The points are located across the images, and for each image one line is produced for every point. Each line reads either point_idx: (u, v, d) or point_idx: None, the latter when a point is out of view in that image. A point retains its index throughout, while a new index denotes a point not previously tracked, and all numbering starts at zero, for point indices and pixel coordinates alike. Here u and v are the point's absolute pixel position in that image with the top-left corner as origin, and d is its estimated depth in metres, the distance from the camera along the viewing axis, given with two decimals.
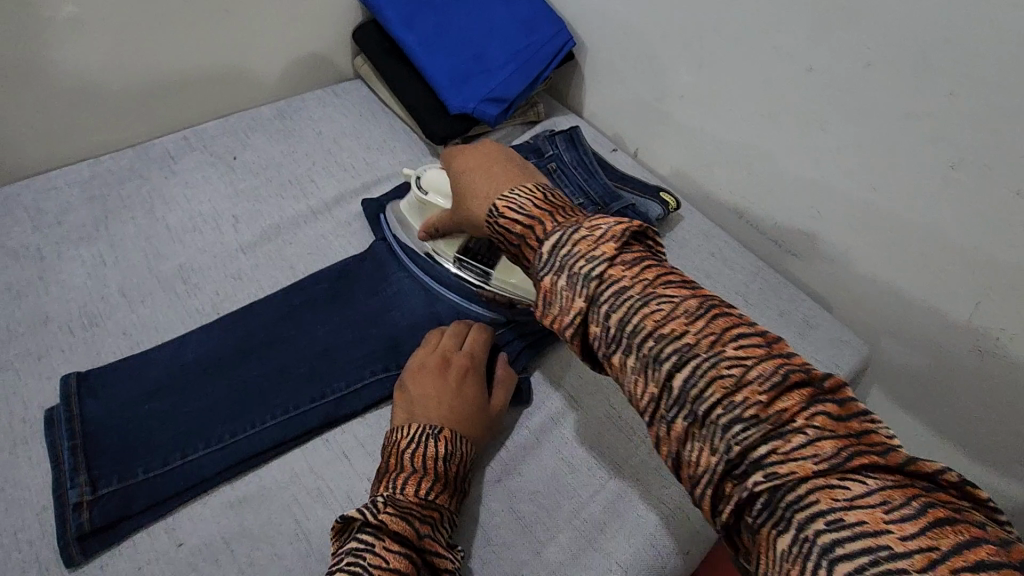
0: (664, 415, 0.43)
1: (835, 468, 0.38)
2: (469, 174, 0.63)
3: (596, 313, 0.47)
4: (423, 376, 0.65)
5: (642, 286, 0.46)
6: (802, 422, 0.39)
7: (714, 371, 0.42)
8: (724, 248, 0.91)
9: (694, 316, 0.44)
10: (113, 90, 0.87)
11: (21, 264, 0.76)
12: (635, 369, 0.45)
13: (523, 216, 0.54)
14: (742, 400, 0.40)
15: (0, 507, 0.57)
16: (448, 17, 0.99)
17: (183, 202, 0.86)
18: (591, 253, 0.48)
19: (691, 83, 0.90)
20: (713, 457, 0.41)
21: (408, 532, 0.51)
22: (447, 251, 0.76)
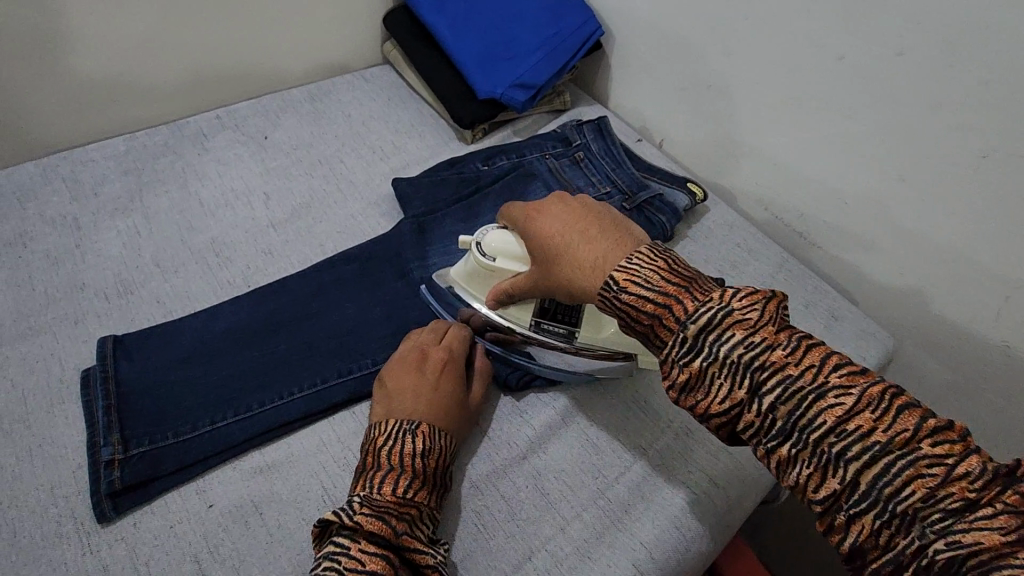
0: (846, 506, 0.44)
1: (1022, 539, 0.39)
2: (563, 238, 0.60)
3: (763, 404, 0.47)
4: (400, 370, 0.64)
5: (810, 374, 0.46)
6: (993, 502, 0.40)
7: (912, 469, 0.42)
8: (750, 240, 0.91)
9: (873, 405, 0.44)
10: (131, 84, 0.88)
11: (59, 232, 0.77)
12: (812, 464, 0.45)
13: (653, 293, 0.52)
14: (941, 491, 0.41)
15: (38, 462, 0.59)
16: (478, 3, 0.99)
17: (215, 178, 0.87)
18: (749, 340, 0.48)
19: (719, 73, 0.90)
20: (902, 541, 0.42)
21: (385, 531, 0.51)
22: (523, 316, 0.70)
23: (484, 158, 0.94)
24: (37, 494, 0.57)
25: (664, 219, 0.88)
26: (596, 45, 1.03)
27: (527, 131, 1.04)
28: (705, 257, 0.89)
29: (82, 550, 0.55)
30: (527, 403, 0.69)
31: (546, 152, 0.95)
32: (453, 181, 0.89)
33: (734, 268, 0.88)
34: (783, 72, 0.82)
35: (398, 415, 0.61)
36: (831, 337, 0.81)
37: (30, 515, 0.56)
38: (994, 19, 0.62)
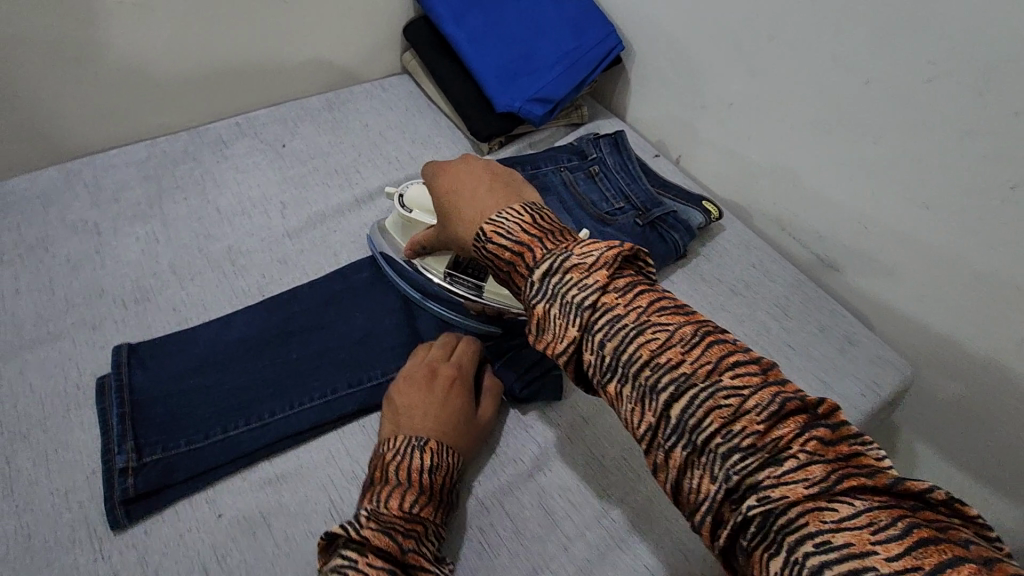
0: (662, 443, 0.44)
1: (824, 491, 0.38)
2: (455, 194, 0.63)
3: (593, 342, 0.48)
4: (409, 387, 0.64)
5: (636, 314, 0.47)
6: (795, 447, 0.40)
7: (712, 401, 0.42)
8: (765, 259, 0.90)
9: (685, 340, 0.45)
10: (155, 85, 0.89)
11: (80, 237, 0.79)
12: (631, 398, 0.46)
13: (512, 241, 0.54)
14: (738, 428, 0.41)
15: (53, 467, 0.60)
16: (498, 16, 1.00)
17: (233, 186, 0.88)
18: (584, 281, 0.49)
19: (740, 91, 0.90)
20: (713, 485, 0.41)
21: (391, 547, 0.50)
22: (437, 266, 0.73)
23: None
24: (52, 499, 0.58)
25: (677, 236, 0.87)
26: (616, 60, 1.03)
27: (542, 144, 1.05)
28: (719, 276, 0.88)
29: (94, 556, 0.55)
30: (535, 418, 0.69)
31: (561, 165, 0.95)
32: None
33: (748, 288, 0.87)
34: (804, 91, 0.81)
35: (402, 430, 0.61)
36: (846, 361, 0.80)
37: (44, 520, 0.57)
38: (1005, 39, 0.62)
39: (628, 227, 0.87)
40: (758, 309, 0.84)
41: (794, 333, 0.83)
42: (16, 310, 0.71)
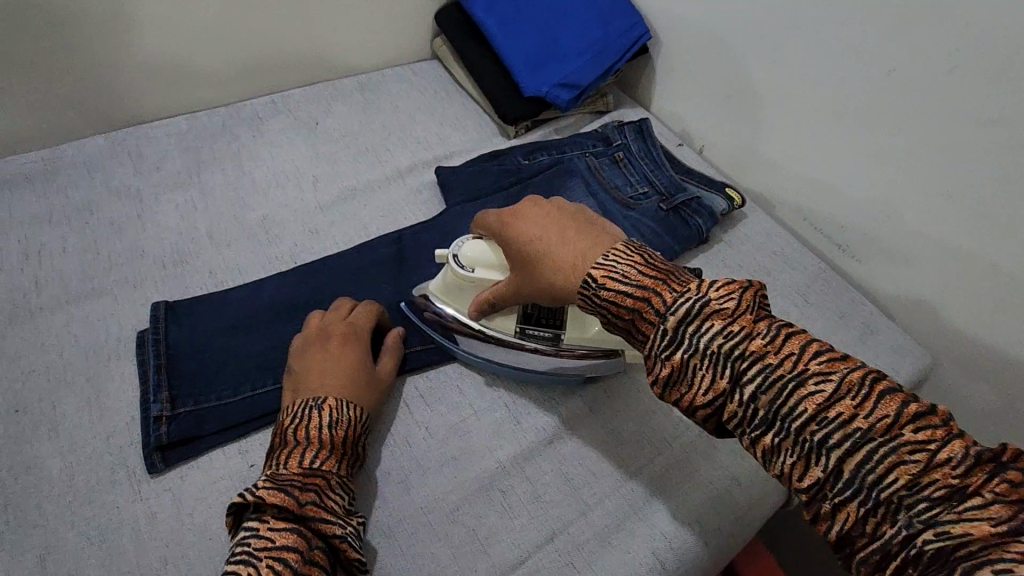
0: (830, 495, 0.43)
1: (1011, 528, 0.37)
2: (539, 237, 0.60)
3: (744, 394, 0.46)
4: (302, 355, 0.65)
5: (791, 363, 0.45)
6: (981, 490, 0.38)
7: (895, 457, 0.41)
8: (787, 248, 0.90)
9: (853, 391, 0.43)
10: (196, 61, 0.93)
11: (123, 202, 0.82)
12: (795, 452, 0.44)
13: (630, 287, 0.52)
14: (926, 480, 0.40)
15: (96, 412, 0.63)
16: (528, 3, 1.01)
17: (269, 160, 0.91)
18: (727, 329, 0.47)
19: (767, 81, 0.90)
20: (890, 530, 0.40)
21: (288, 502, 0.51)
22: (507, 325, 0.68)
23: (527, 154, 0.96)
24: (95, 441, 0.61)
25: (701, 222, 0.88)
26: (643, 49, 1.04)
27: (569, 130, 1.06)
28: (740, 262, 0.89)
29: (133, 496, 0.58)
30: (556, 391, 0.71)
31: (586, 151, 0.97)
32: (494, 173, 0.92)
33: (770, 275, 0.87)
34: (831, 81, 0.82)
35: (302, 397, 0.61)
36: (865, 349, 0.81)
37: (86, 461, 0.59)
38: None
39: (651, 212, 0.89)
40: (777, 296, 0.85)
41: (813, 320, 0.83)
42: (62, 268, 0.74)
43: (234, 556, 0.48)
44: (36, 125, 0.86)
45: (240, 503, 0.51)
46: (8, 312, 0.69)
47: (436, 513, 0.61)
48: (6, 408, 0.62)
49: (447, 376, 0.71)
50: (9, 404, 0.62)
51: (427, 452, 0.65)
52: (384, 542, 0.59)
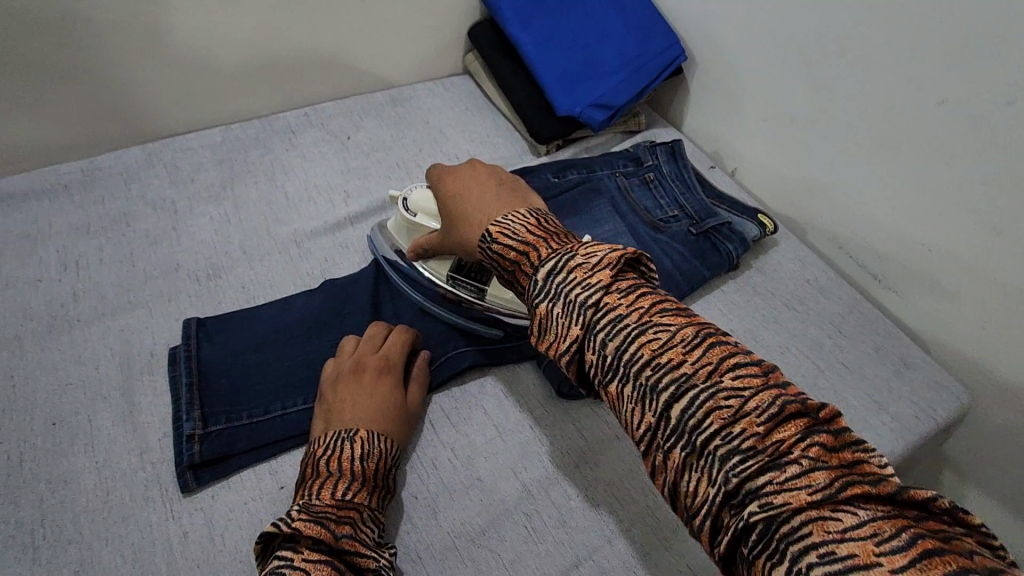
0: (661, 444, 0.43)
1: (827, 499, 0.37)
2: (456, 198, 0.65)
3: (594, 341, 0.47)
4: (333, 383, 0.66)
5: (638, 314, 0.47)
6: (797, 453, 0.39)
7: (713, 402, 0.42)
8: (820, 276, 0.89)
9: (686, 341, 0.45)
10: (233, 74, 0.93)
11: (158, 213, 0.83)
12: (632, 397, 0.45)
13: (517, 242, 0.56)
14: (739, 431, 0.40)
15: (131, 428, 0.63)
16: (563, 21, 1.01)
17: (301, 173, 0.92)
18: (587, 281, 0.49)
19: (807, 107, 0.89)
20: (710, 488, 0.40)
21: (324, 534, 0.52)
22: (440, 269, 0.74)
23: (556, 172, 0.95)
24: (129, 458, 0.61)
25: (731, 247, 0.87)
26: (677, 70, 1.04)
27: (598, 149, 1.06)
28: (772, 289, 0.88)
29: (165, 514, 0.58)
30: (584, 416, 0.71)
31: (617, 170, 0.96)
32: None
33: (802, 304, 0.86)
34: (876, 109, 0.80)
35: (334, 422, 0.62)
36: (901, 384, 0.79)
37: (120, 477, 0.60)
38: None
39: (681, 236, 0.88)
40: (810, 325, 0.84)
41: (847, 352, 0.82)
42: (99, 279, 0.75)
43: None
44: (75, 135, 0.87)
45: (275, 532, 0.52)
46: (46, 324, 0.70)
47: (464, 538, 0.61)
48: (44, 420, 0.63)
49: (474, 397, 0.71)
50: (47, 416, 0.63)
51: (453, 474, 0.65)
52: (412, 567, 0.59)
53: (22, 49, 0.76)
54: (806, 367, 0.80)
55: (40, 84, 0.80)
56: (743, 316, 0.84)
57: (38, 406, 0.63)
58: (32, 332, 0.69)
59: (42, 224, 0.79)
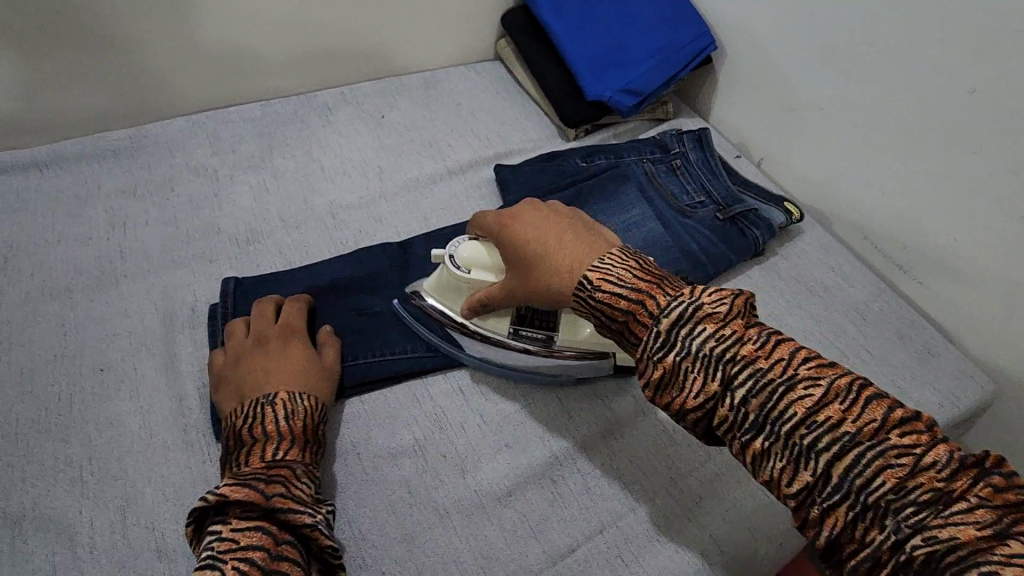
0: (819, 499, 0.44)
1: (998, 535, 0.39)
2: (533, 244, 0.62)
3: (734, 397, 0.48)
4: (237, 361, 0.63)
5: (780, 366, 0.48)
6: (966, 495, 0.41)
7: (882, 459, 0.43)
8: (845, 265, 0.90)
9: (841, 396, 0.45)
10: (274, 52, 0.97)
11: (201, 180, 0.86)
12: (784, 455, 0.46)
13: (627, 290, 0.55)
14: (915, 485, 0.41)
15: (172, 377, 0.66)
16: (595, 9, 1.02)
17: (336, 148, 0.95)
18: (720, 331, 0.50)
19: (834, 97, 0.90)
20: (878, 535, 0.42)
21: (254, 496, 0.49)
22: (500, 324, 0.70)
23: (584, 156, 0.97)
24: (169, 403, 0.64)
25: (757, 233, 0.88)
26: (706, 61, 1.05)
27: (628, 134, 1.07)
28: (797, 276, 0.88)
29: (203, 457, 0.61)
30: (607, 388, 0.72)
31: (644, 156, 0.97)
32: (552, 173, 0.94)
33: (827, 291, 0.87)
34: (902, 100, 0.82)
35: (248, 394, 0.60)
36: (926, 371, 0.79)
37: (163, 420, 0.63)
38: None
39: (708, 220, 0.89)
40: (833, 312, 0.85)
41: (872, 338, 0.82)
42: (144, 240, 0.78)
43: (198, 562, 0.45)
44: (123, 104, 0.91)
45: (203, 507, 0.49)
46: (95, 277, 0.73)
47: (490, 496, 0.63)
48: (92, 366, 0.66)
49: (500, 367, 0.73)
50: (95, 362, 0.66)
51: (480, 436, 0.67)
52: (440, 521, 0.61)
53: (77, 18, 0.80)
54: (829, 352, 0.80)
55: (94, 54, 0.84)
56: (767, 301, 0.85)
57: (87, 352, 0.67)
58: (82, 284, 0.72)
59: (91, 186, 0.82)
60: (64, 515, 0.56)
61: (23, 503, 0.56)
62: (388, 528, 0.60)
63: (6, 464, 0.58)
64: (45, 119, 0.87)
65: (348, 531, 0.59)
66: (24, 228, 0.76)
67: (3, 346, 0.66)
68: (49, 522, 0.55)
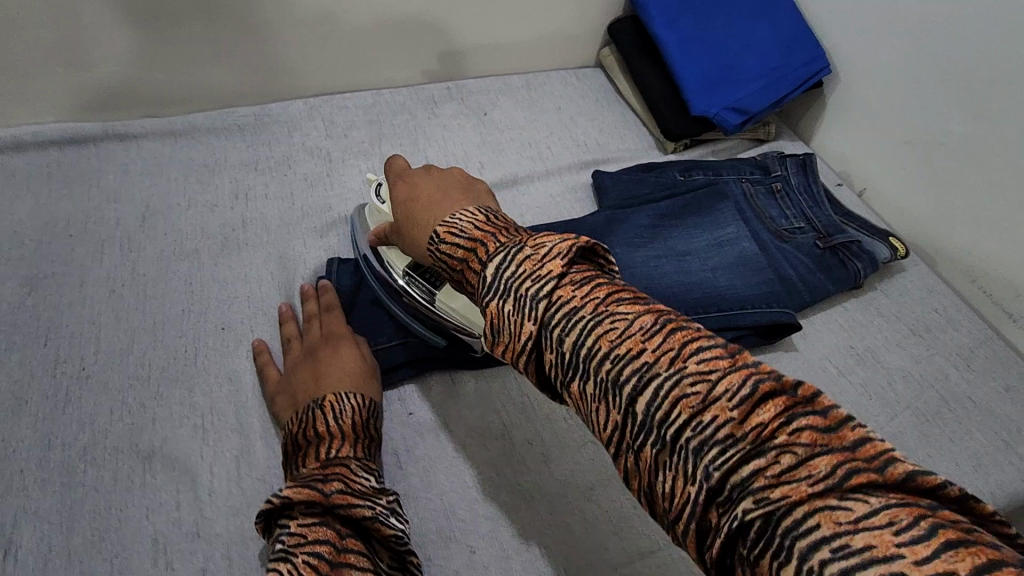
0: (632, 441, 0.39)
1: (828, 487, 0.32)
2: (412, 203, 0.59)
3: (545, 338, 0.42)
4: (283, 376, 0.65)
5: (592, 304, 0.42)
6: (784, 438, 0.35)
7: (679, 390, 0.37)
8: (950, 307, 0.87)
9: (644, 328, 0.40)
10: (391, 44, 0.98)
11: (316, 160, 0.91)
12: (595, 397, 0.40)
13: (464, 239, 0.49)
14: (711, 419, 0.36)
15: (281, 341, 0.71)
16: (709, 24, 1.01)
17: (440, 141, 0.98)
18: (535, 271, 0.44)
19: (960, 133, 0.87)
20: (692, 485, 0.36)
21: (315, 495, 0.49)
22: (397, 262, 0.70)
23: (682, 170, 0.97)
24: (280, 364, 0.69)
25: (859, 266, 0.86)
26: (817, 86, 1.03)
27: (726, 153, 1.06)
28: (898, 312, 0.86)
29: None
30: None
31: (744, 176, 0.96)
32: (649, 183, 0.94)
33: (929, 331, 0.84)
34: None
35: (300, 400, 0.62)
36: None
37: None
38: None
39: (807, 247, 0.87)
40: (935, 352, 0.82)
41: (976, 385, 0.79)
42: (263, 212, 0.83)
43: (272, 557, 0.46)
44: (247, 84, 0.93)
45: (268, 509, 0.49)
46: (220, 242, 0.79)
47: (576, 492, 0.65)
48: (215, 324, 0.71)
49: None
50: (217, 321, 0.71)
51: (567, 432, 0.69)
52: (526, 507, 0.64)
53: None
54: (929, 396, 0.78)
55: (234, 35, 0.86)
56: (863, 333, 0.83)
57: (211, 310, 0.72)
58: (209, 248, 0.78)
59: (218, 157, 0.88)
60: (186, 457, 0.60)
61: (153, 442, 0.61)
62: (476, 508, 0.63)
63: (140, 404, 0.63)
64: (182, 93, 0.90)
65: (437, 503, 0.63)
66: (159, 191, 0.83)
67: (140, 297, 0.72)
68: (174, 462, 0.60)
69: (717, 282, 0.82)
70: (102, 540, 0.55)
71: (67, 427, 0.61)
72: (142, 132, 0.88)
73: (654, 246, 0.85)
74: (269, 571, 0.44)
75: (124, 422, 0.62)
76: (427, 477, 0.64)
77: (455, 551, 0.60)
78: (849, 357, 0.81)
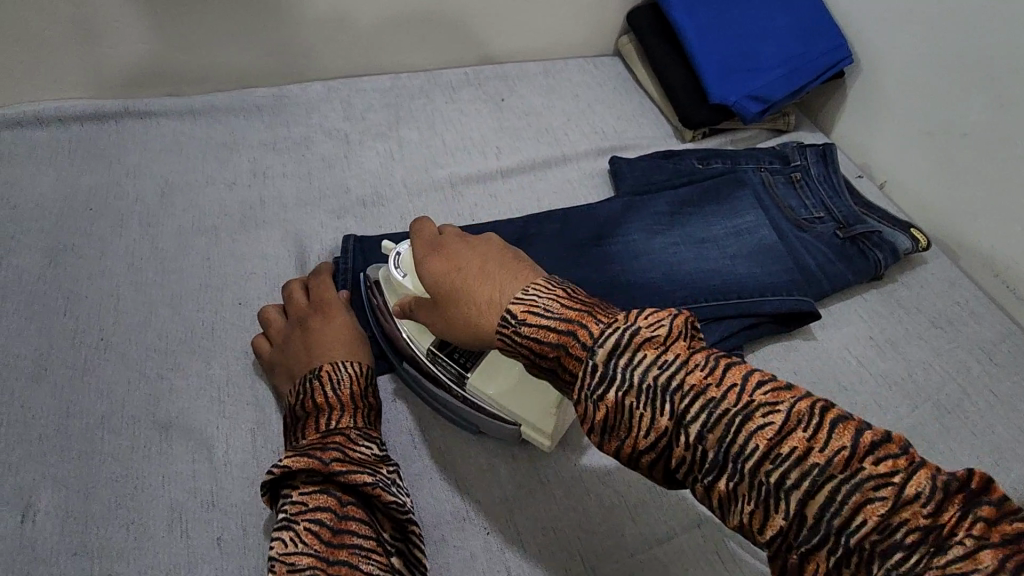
0: (795, 544, 0.39)
1: None
2: (456, 275, 0.55)
3: (690, 435, 0.42)
4: (277, 350, 0.64)
5: (735, 395, 0.42)
6: (966, 536, 0.35)
7: (855, 493, 0.37)
8: (972, 300, 0.86)
9: (803, 422, 0.40)
10: (411, 29, 0.97)
11: (333, 141, 0.91)
12: (753, 498, 0.40)
13: (553, 320, 0.47)
14: (896, 523, 0.36)
15: None
16: (728, 12, 1.00)
17: (457, 125, 0.98)
18: (662, 359, 0.43)
19: (984, 124, 0.85)
20: None
21: (313, 464, 0.50)
22: (421, 341, 0.64)
23: (700, 158, 0.96)
24: None
25: (880, 256, 0.85)
26: (838, 76, 1.02)
27: (745, 142, 1.05)
28: (918, 304, 0.85)
29: None
30: None
31: (762, 165, 0.95)
32: (668, 170, 0.93)
33: (951, 324, 0.83)
34: None
35: (298, 372, 0.61)
36: None
37: None
38: None
39: (826, 237, 0.86)
40: (956, 345, 0.81)
41: (998, 378, 0.78)
42: (281, 191, 0.83)
43: (276, 525, 0.48)
44: (266, 66, 0.93)
45: (270, 478, 0.51)
46: (238, 219, 0.79)
47: (591, 475, 0.65)
48: (233, 299, 0.71)
49: None
50: (234, 297, 0.71)
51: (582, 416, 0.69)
52: (542, 489, 0.63)
53: None
54: (950, 388, 0.77)
55: (255, 16, 0.86)
56: (883, 324, 0.82)
57: (228, 285, 0.72)
58: (227, 224, 0.78)
59: (237, 137, 0.89)
60: (203, 428, 0.61)
61: (170, 412, 0.61)
62: (491, 489, 0.63)
63: (158, 376, 0.63)
64: (201, 72, 0.90)
65: (452, 484, 0.63)
66: (179, 167, 0.83)
67: (158, 271, 0.72)
68: (190, 433, 0.60)
69: (735, 270, 0.81)
70: (120, 506, 0.55)
71: (87, 395, 0.61)
72: (162, 110, 0.88)
73: (672, 233, 0.84)
74: (273, 539, 0.47)
75: (141, 393, 0.62)
76: (443, 457, 0.64)
77: (470, 530, 0.60)
78: (868, 347, 0.80)
